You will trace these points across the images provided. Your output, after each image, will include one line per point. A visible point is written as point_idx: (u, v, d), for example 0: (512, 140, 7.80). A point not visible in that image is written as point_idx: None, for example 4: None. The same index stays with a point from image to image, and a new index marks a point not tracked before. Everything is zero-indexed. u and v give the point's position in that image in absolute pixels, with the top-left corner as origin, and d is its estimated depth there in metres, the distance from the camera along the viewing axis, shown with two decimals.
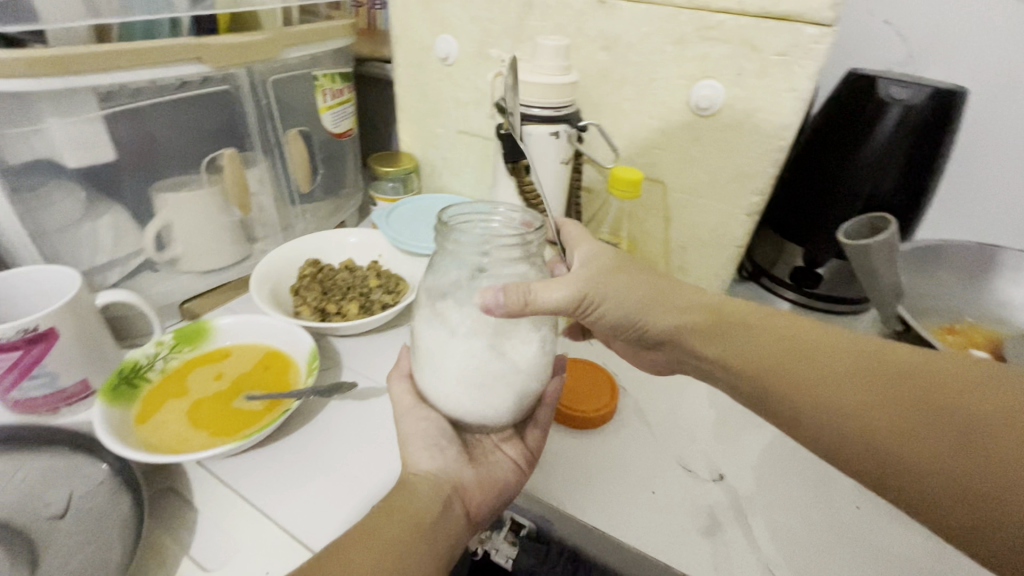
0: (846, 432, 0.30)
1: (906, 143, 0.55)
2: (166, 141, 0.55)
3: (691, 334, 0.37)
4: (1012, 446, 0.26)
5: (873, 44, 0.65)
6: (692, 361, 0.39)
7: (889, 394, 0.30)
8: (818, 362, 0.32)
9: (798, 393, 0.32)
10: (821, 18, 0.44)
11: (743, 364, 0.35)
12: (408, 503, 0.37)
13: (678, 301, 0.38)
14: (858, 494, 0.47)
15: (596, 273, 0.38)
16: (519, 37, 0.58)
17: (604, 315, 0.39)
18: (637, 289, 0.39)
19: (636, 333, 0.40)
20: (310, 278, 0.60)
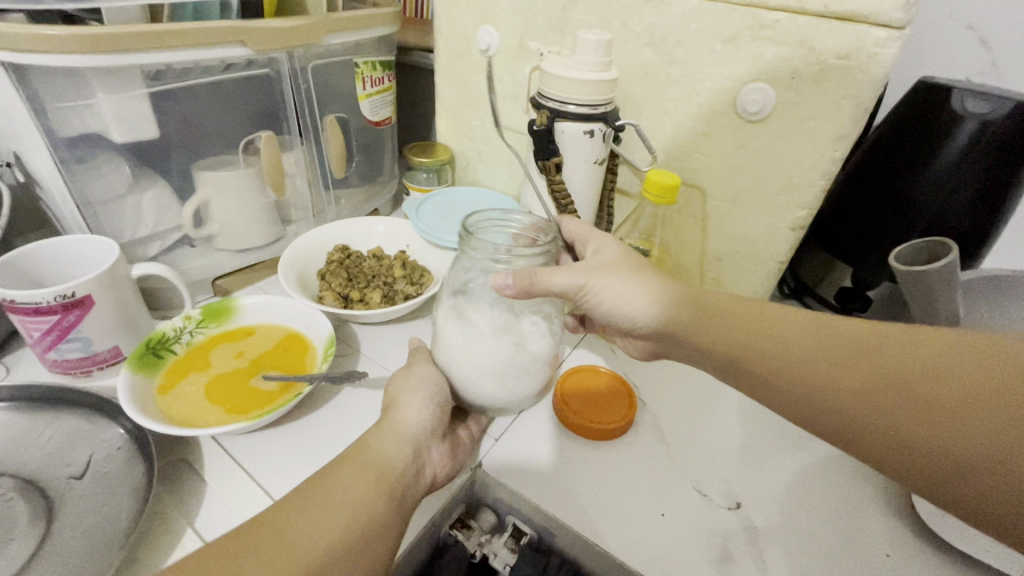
0: (823, 407, 0.33)
1: (980, 163, 0.50)
2: (210, 121, 0.57)
3: (682, 326, 0.39)
4: (936, 386, 0.30)
5: (951, 50, 0.59)
6: (682, 351, 0.41)
7: (837, 358, 0.34)
8: (780, 338, 0.36)
9: (764, 364, 0.36)
10: (890, 19, 0.40)
11: (732, 354, 0.37)
12: (377, 453, 0.39)
13: (661, 288, 0.40)
14: (890, 540, 0.43)
15: (602, 270, 0.41)
16: (562, 31, 0.56)
17: (599, 307, 0.41)
18: (640, 286, 0.40)
19: (629, 329, 0.42)
20: (337, 264, 0.61)
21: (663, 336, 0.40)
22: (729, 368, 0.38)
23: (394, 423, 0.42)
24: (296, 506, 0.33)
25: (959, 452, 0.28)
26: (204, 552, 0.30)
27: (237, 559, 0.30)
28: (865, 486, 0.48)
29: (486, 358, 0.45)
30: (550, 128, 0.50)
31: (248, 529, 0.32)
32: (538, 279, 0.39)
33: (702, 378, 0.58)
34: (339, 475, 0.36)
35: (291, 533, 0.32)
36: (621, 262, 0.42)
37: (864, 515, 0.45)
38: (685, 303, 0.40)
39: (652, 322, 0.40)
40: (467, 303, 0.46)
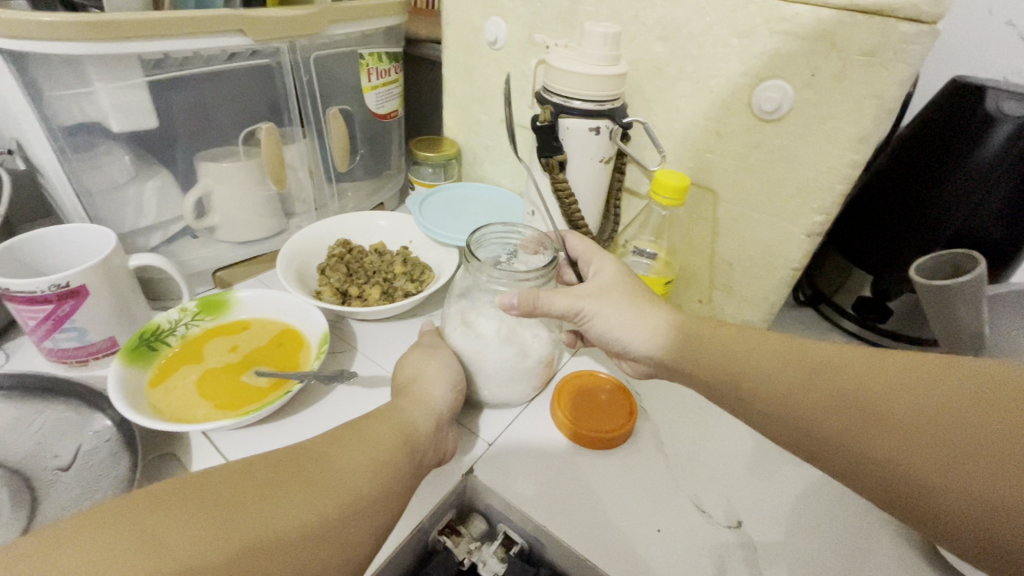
0: (795, 428, 0.32)
1: (1015, 167, 0.47)
2: (211, 109, 0.56)
3: (665, 345, 0.38)
4: (902, 409, 0.29)
5: (987, 47, 0.56)
6: (663, 369, 0.39)
7: (805, 378, 0.32)
8: (751, 357, 0.35)
9: (736, 383, 0.35)
10: (920, 13, 0.38)
11: (709, 370, 0.36)
12: (399, 416, 0.39)
13: (643, 312, 0.40)
14: (901, 567, 0.41)
15: (599, 296, 0.41)
16: (571, 24, 0.54)
17: (590, 327, 0.42)
18: (635, 315, 0.40)
19: (620, 352, 0.41)
20: (337, 259, 0.60)
21: (645, 358, 0.40)
22: (706, 387, 0.37)
23: (416, 392, 0.42)
24: (336, 440, 0.34)
25: (926, 478, 0.27)
26: (256, 460, 0.31)
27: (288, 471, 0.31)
28: (877, 508, 0.45)
29: (501, 356, 0.45)
30: (554, 124, 0.48)
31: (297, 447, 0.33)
32: (543, 302, 0.41)
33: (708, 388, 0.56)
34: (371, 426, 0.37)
35: (335, 458, 0.33)
36: (618, 286, 0.41)
37: (875, 538, 0.43)
38: (666, 322, 0.39)
39: (639, 347, 0.39)
40: (472, 309, 0.47)
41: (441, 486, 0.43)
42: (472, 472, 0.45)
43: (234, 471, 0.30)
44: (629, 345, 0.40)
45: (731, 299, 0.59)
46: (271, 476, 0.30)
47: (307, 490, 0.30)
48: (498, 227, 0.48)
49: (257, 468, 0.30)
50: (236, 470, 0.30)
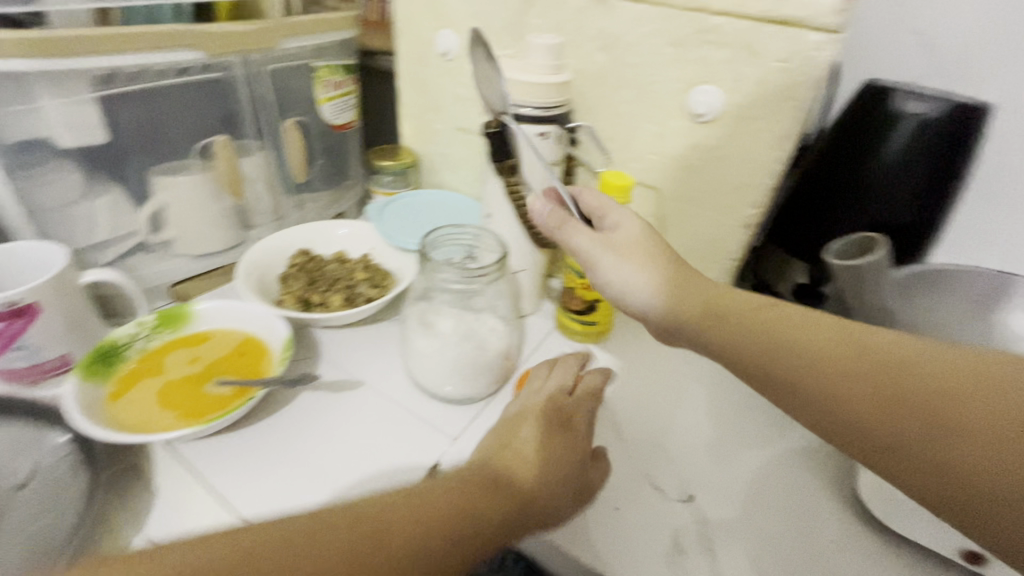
0: (852, 425, 0.31)
1: (919, 161, 0.53)
2: (166, 124, 0.56)
3: (694, 316, 0.40)
4: (977, 416, 0.28)
5: (897, 53, 0.61)
6: (680, 337, 0.41)
7: (866, 374, 0.32)
8: (805, 347, 0.34)
9: (789, 373, 0.34)
10: (825, 24, 0.42)
11: (753, 353, 0.36)
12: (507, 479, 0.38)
13: (681, 292, 0.41)
14: (838, 529, 0.45)
15: (614, 239, 0.44)
16: (518, 35, 0.57)
17: (607, 283, 0.44)
18: (639, 264, 0.43)
19: (635, 313, 0.44)
20: (298, 268, 0.60)
21: (662, 323, 0.42)
22: (750, 370, 0.36)
23: (522, 454, 0.41)
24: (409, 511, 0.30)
25: (999, 488, 0.27)
26: (320, 525, 0.28)
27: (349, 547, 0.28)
28: (818, 481, 0.49)
29: (461, 355, 0.47)
30: (503, 131, 0.50)
31: (368, 515, 0.30)
32: (562, 221, 0.46)
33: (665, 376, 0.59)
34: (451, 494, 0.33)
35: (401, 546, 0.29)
36: (642, 243, 0.44)
37: (814, 505, 0.47)
38: (696, 297, 0.41)
39: (658, 311, 0.42)
40: (429, 310, 0.49)
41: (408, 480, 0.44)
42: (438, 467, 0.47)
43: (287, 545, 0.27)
44: (649, 309, 0.42)
45: None
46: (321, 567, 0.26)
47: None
48: (451, 229, 0.50)
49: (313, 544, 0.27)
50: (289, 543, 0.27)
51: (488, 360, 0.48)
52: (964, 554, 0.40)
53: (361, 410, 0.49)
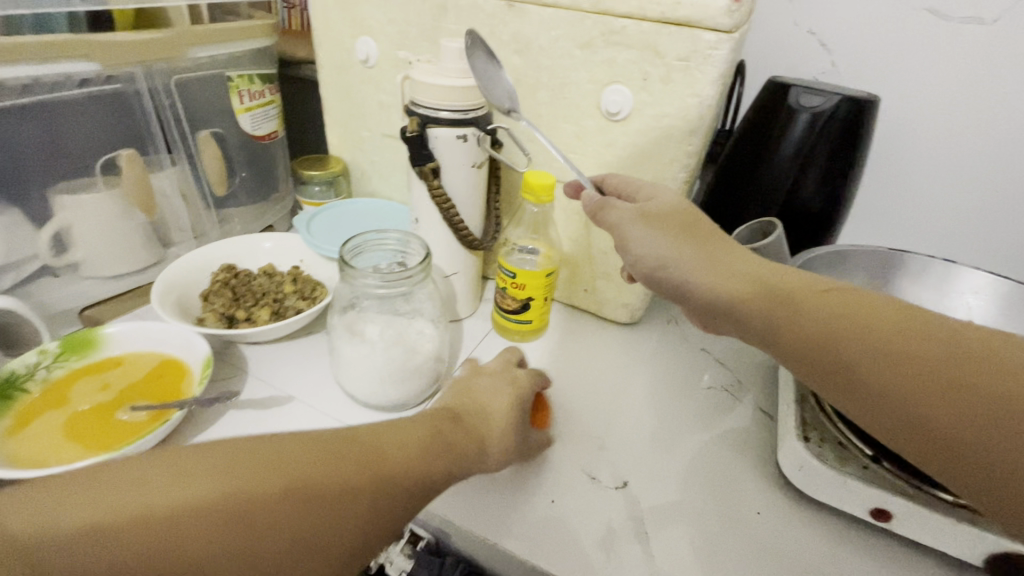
0: (935, 433, 0.27)
1: (819, 149, 0.57)
2: (69, 140, 0.53)
3: (748, 297, 0.35)
4: None
5: (796, 52, 0.66)
6: (722, 320, 0.37)
7: (956, 374, 0.27)
8: (884, 339, 0.29)
9: (864, 369, 0.29)
10: (717, 24, 0.44)
11: (817, 347, 0.31)
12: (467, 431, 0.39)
13: (732, 272, 0.36)
14: (762, 500, 0.47)
15: (645, 211, 0.41)
16: (435, 41, 0.57)
17: (641, 262, 0.40)
18: (675, 237, 0.39)
19: (674, 293, 0.39)
20: (222, 283, 0.58)
21: (705, 304, 0.37)
22: (813, 363, 0.31)
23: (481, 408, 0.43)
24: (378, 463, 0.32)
25: None
26: (299, 457, 0.30)
27: (322, 485, 0.29)
28: (744, 458, 0.51)
29: (391, 361, 0.47)
30: (422, 134, 0.51)
31: (344, 456, 0.31)
32: (609, 207, 0.43)
33: (601, 369, 0.60)
34: (425, 449, 0.35)
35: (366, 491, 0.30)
36: (684, 208, 0.41)
37: (741, 479, 0.49)
38: (747, 279, 0.36)
39: (700, 292, 0.37)
40: (357, 318, 0.49)
41: None
42: None
43: (269, 470, 0.29)
44: (692, 291, 0.37)
45: (612, 284, 0.63)
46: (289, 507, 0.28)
47: (322, 523, 0.29)
48: (371, 235, 0.49)
49: (287, 477, 0.29)
50: (272, 471, 0.29)
51: (419, 364, 0.48)
52: (871, 512, 0.43)
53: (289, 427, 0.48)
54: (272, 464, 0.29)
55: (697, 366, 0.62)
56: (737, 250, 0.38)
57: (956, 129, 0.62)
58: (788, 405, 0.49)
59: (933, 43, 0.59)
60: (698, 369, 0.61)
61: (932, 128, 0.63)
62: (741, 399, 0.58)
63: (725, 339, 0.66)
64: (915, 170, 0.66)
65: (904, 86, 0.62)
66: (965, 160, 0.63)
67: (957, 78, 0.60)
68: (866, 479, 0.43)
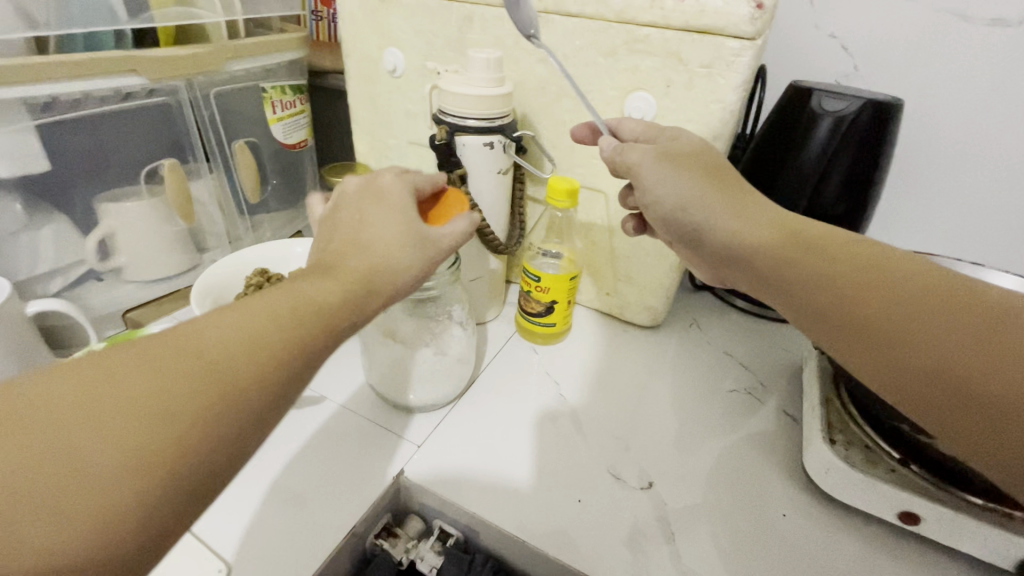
0: (924, 377, 0.28)
1: (842, 153, 0.57)
2: (115, 151, 0.56)
3: (761, 236, 0.36)
4: None
5: (818, 56, 0.66)
6: (739, 266, 0.37)
7: (962, 328, 0.27)
8: (899, 292, 0.30)
9: (868, 317, 0.30)
10: (740, 31, 0.45)
11: (823, 292, 0.32)
12: (349, 258, 0.35)
13: (752, 211, 0.37)
14: (788, 502, 0.47)
15: (667, 154, 0.41)
16: (461, 51, 0.59)
17: (658, 206, 0.41)
18: (689, 175, 0.39)
19: (687, 234, 0.40)
20: (256, 287, 0.60)
21: (717, 242, 0.38)
22: (819, 307, 0.32)
23: (360, 236, 0.36)
24: (224, 355, 0.27)
25: None
26: (118, 397, 0.24)
27: (177, 402, 0.24)
28: (768, 461, 0.51)
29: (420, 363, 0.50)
30: (450, 142, 0.53)
31: (175, 358, 0.26)
32: (631, 150, 0.42)
33: (624, 372, 0.61)
34: (295, 296, 0.30)
35: (246, 374, 0.27)
36: (707, 150, 0.42)
37: (766, 480, 0.49)
38: (768, 222, 0.36)
39: (718, 230, 0.38)
40: (388, 321, 0.50)
41: (371, 490, 0.45)
42: (404, 475, 0.47)
43: (85, 427, 0.23)
44: (710, 230, 0.38)
45: (633, 288, 0.64)
46: (150, 443, 0.23)
47: (210, 421, 0.25)
48: None
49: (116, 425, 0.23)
50: (92, 426, 0.23)
51: (446, 365, 0.51)
52: (900, 515, 0.43)
53: (326, 427, 0.51)
54: (82, 414, 0.23)
55: (720, 369, 0.62)
56: (759, 201, 0.39)
57: (983, 131, 0.62)
58: (813, 408, 0.49)
59: (958, 45, 0.59)
60: (721, 373, 0.62)
61: (958, 131, 0.63)
62: (765, 402, 0.58)
63: (747, 343, 0.67)
64: (940, 172, 0.66)
65: (928, 88, 0.62)
66: (994, 162, 0.63)
67: (984, 80, 0.59)
68: (894, 482, 0.43)
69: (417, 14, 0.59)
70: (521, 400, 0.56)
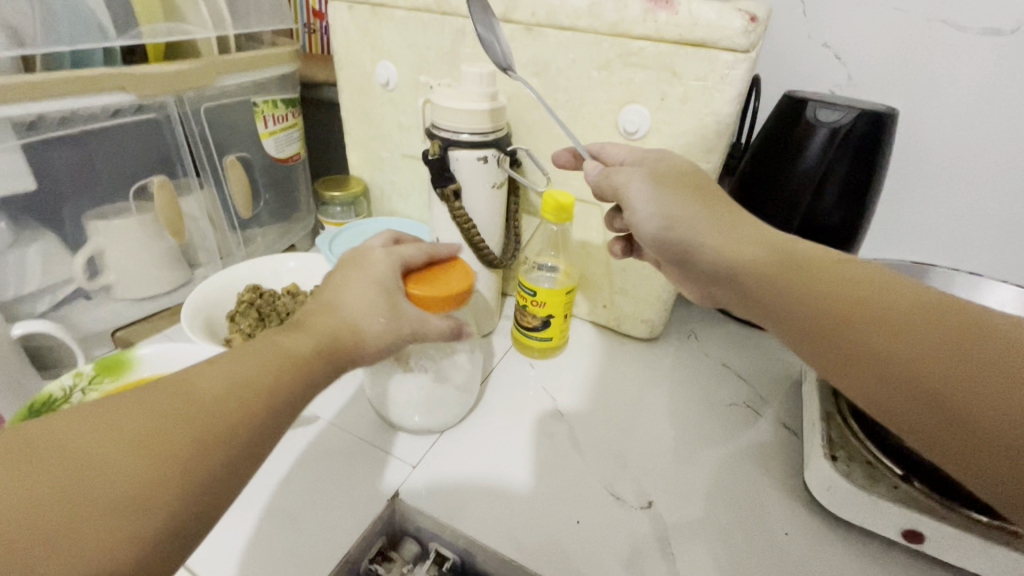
0: (916, 396, 0.27)
1: (837, 163, 0.56)
2: (106, 168, 0.56)
3: (756, 259, 0.34)
4: None
5: (812, 66, 0.66)
6: (725, 284, 0.36)
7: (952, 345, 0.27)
8: (888, 307, 0.29)
9: (859, 335, 0.29)
10: (734, 44, 0.45)
11: (816, 311, 0.31)
12: (328, 317, 0.36)
13: (743, 232, 0.36)
14: (789, 520, 0.47)
15: (655, 175, 0.40)
16: (453, 64, 0.59)
17: (647, 224, 0.39)
18: (676, 197, 0.38)
19: (679, 259, 0.39)
20: (247, 304, 0.59)
21: (709, 266, 0.37)
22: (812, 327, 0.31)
23: (334, 303, 0.37)
24: (208, 399, 0.27)
25: None
26: (117, 430, 0.25)
27: (168, 447, 0.25)
28: (769, 476, 0.50)
29: (418, 391, 0.49)
30: (443, 157, 0.52)
31: (157, 404, 0.27)
32: (618, 171, 0.42)
33: (621, 385, 0.60)
34: (271, 348, 0.32)
35: (237, 419, 0.28)
36: (695, 172, 0.41)
37: (767, 497, 0.48)
38: (760, 243, 0.35)
39: (710, 255, 0.36)
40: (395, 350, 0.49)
41: (364, 513, 0.44)
42: (398, 496, 0.46)
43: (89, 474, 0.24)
44: (702, 252, 0.37)
45: (630, 301, 0.63)
46: (140, 489, 0.24)
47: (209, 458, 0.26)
48: None
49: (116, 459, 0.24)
50: (95, 483, 0.24)
51: (446, 392, 0.50)
52: (903, 533, 0.42)
53: (319, 447, 0.50)
54: (69, 470, 0.24)
55: (718, 382, 0.62)
56: (748, 219, 0.38)
57: (979, 140, 0.61)
58: (813, 423, 0.48)
59: (951, 55, 0.59)
60: (720, 386, 0.61)
61: (952, 139, 0.63)
62: (764, 415, 0.57)
63: (744, 354, 0.66)
64: (936, 180, 0.65)
65: (922, 97, 0.62)
66: (989, 170, 0.62)
67: (976, 89, 0.59)
68: (898, 499, 0.42)
69: (409, 27, 0.59)
70: (517, 415, 0.55)
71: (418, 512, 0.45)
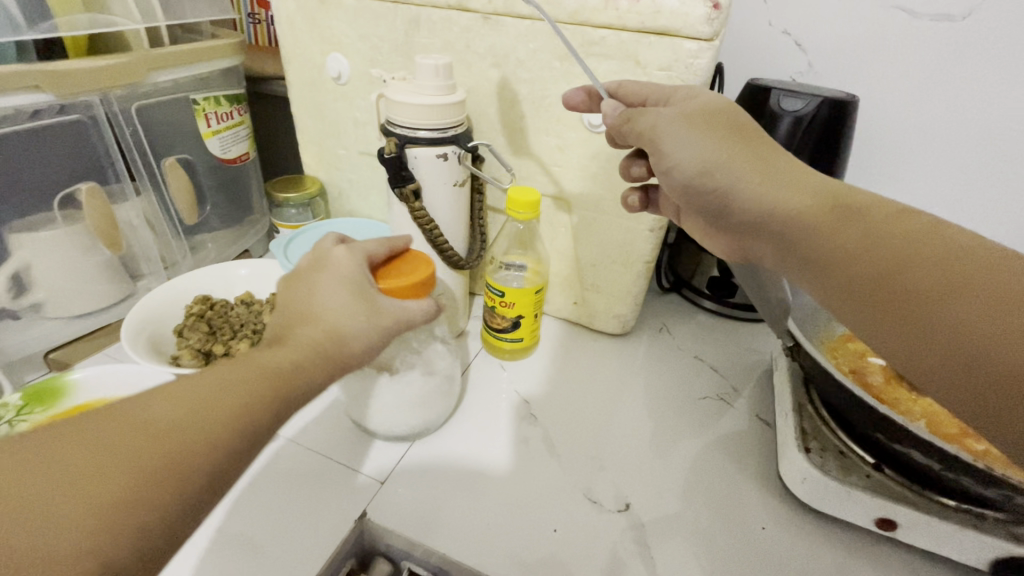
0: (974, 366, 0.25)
1: (800, 151, 0.56)
2: (28, 175, 0.50)
3: (805, 210, 0.31)
4: None
5: (774, 53, 0.66)
6: (770, 237, 0.33)
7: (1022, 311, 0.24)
8: (950, 271, 0.26)
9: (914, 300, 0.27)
10: (698, 33, 0.43)
11: (868, 278, 0.28)
12: (307, 316, 0.34)
13: (791, 182, 0.33)
14: (766, 513, 0.46)
15: (689, 115, 0.36)
16: (409, 56, 0.55)
17: (680, 170, 0.36)
18: (712, 136, 0.35)
19: (712, 207, 0.35)
20: (197, 317, 0.55)
21: (749, 215, 0.34)
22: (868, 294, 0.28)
23: (306, 307, 0.34)
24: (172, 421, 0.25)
25: None
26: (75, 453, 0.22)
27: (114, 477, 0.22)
28: (745, 470, 0.50)
29: (390, 398, 0.47)
30: (401, 155, 0.49)
31: (89, 447, 0.23)
32: (642, 115, 0.38)
33: (595, 383, 0.59)
34: (258, 368, 0.29)
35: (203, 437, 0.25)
36: (730, 108, 0.37)
37: (743, 491, 0.48)
38: (808, 195, 0.32)
39: (751, 201, 0.33)
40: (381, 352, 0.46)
41: (330, 536, 0.42)
42: (367, 516, 0.43)
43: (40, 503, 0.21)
44: (739, 200, 0.34)
45: (601, 297, 0.62)
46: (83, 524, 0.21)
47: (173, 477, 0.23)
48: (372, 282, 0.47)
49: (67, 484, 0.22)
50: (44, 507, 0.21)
51: (417, 391, 0.47)
52: (877, 522, 0.42)
53: (279, 467, 0.47)
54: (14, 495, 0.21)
55: (692, 375, 0.61)
56: (805, 170, 0.34)
57: (935, 124, 0.62)
58: (786, 414, 0.48)
59: (907, 42, 0.59)
60: (694, 380, 0.60)
61: (910, 125, 0.63)
62: (737, 406, 0.57)
63: (715, 345, 0.66)
64: (896, 165, 0.66)
65: (881, 84, 0.62)
66: (945, 154, 0.63)
67: (931, 75, 0.60)
68: (872, 489, 0.42)
69: (360, 17, 0.55)
70: (490, 420, 0.53)
71: (388, 531, 0.42)
